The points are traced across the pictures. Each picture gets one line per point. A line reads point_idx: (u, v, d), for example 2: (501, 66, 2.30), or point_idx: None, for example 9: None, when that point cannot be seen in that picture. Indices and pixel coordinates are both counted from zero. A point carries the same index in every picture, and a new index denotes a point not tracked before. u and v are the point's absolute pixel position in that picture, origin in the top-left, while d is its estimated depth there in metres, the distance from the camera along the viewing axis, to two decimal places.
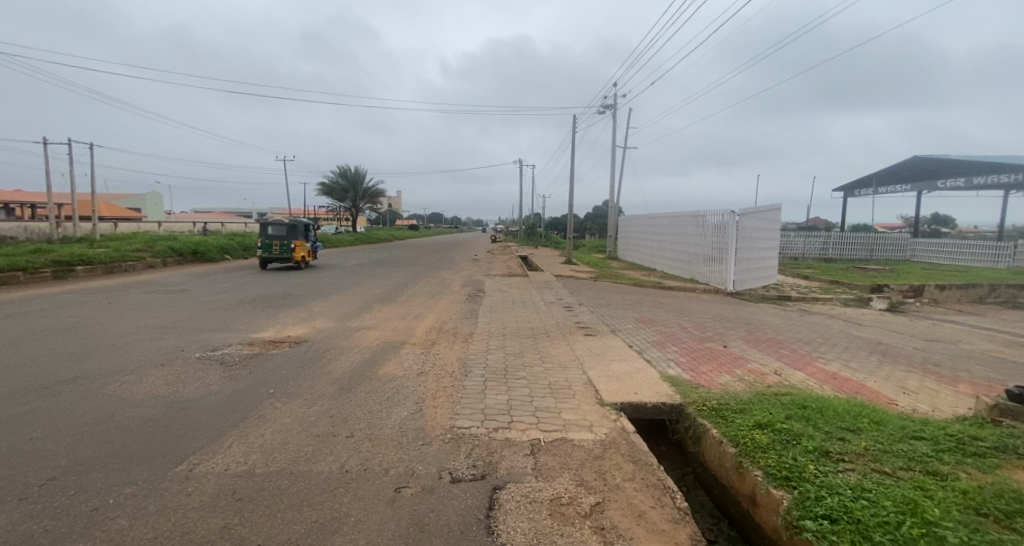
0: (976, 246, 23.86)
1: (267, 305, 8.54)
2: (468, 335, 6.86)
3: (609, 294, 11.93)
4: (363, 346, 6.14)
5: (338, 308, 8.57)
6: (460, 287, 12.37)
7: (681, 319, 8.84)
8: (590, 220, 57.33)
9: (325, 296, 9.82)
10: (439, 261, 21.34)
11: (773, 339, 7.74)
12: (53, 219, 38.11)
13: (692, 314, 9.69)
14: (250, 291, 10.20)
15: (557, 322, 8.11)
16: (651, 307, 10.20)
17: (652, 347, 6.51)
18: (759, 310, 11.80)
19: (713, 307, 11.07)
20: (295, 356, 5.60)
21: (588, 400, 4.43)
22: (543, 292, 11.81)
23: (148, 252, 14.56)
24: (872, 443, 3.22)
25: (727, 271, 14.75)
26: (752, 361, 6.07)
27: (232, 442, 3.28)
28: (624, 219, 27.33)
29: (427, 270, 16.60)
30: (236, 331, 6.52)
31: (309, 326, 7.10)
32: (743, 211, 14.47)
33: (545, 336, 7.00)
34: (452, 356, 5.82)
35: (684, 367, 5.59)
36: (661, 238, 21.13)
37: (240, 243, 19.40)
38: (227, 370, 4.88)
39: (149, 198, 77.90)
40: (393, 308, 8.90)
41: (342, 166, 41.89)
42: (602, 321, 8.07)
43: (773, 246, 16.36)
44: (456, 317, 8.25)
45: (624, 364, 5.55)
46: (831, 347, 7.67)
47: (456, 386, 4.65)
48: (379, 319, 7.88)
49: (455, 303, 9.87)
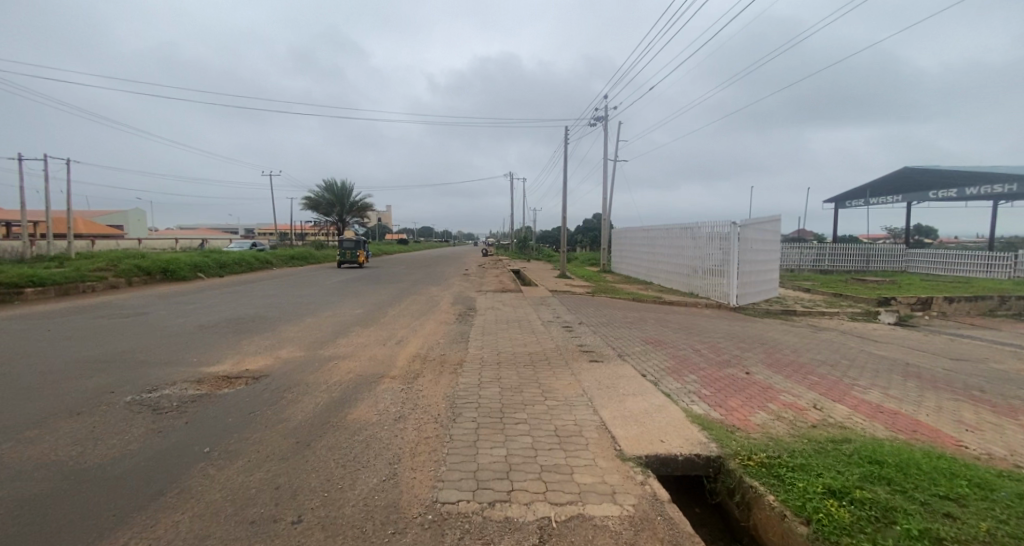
0: (972, 256, 23.57)
1: (231, 331, 7.62)
2: (457, 365, 5.97)
3: (609, 311, 11.12)
4: (335, 382, 5.23)
5: (311, 334, 7.64)
6: (449, 305, 11.50)
7: (692, 340, 8.04)
8: (581, 233, 56.90)
9: (298, 319, 8.91)
10: (428, 277, 20.45)
11: (796, 363, 6.99)
12: (24, 237, 36.62)
13: (701, 333, 8.91)
14: (217, 314, 9.26)
15: (557, 345, 7.27)
16: (656, 325, 9.40)
17: (668, 376, 5.69)
18: (769, 327, 11.09)
19: (721, 324, 10.31)
20: (251, 396, 4.68)
21: (605, 452, 3.59)
22: (539, 309, 10.97)
23: (112, 271, 13.49)
24: (993, 524, 2.43)
25: (729, 286, 14.07)
26: (784, 392, 5.28)
27: (131, 539, 2.37)
28: (617, 232, 26.72)
29: (414, 287, 15.68)
30: (186, 364, 5.57)
31: (273, 356, 6.17)
32: (743, 223, 13.87)
33: (545, 364, 6.15)
34: (438, 392, 4.94)
35: (711, 403, 4.76)
36: (656, 251, 20.49)
37: (215, 260, 18.33)
38: (160, 418, 3.95)
39: (132, 214, 76.25)
40: (373, 331, 7.99)
41: (328, 180, 40.86)
42: (607, 344, 7.26)
43: (774, 259, 15.77)
44: (443, 341, 7.37)
45: (640, 401, 4.71)
46: (861, 370, 6.92)
47: (442, 436, 3.78)
48: (356, 345, 6.96)
49: (444, 324, 9.00)
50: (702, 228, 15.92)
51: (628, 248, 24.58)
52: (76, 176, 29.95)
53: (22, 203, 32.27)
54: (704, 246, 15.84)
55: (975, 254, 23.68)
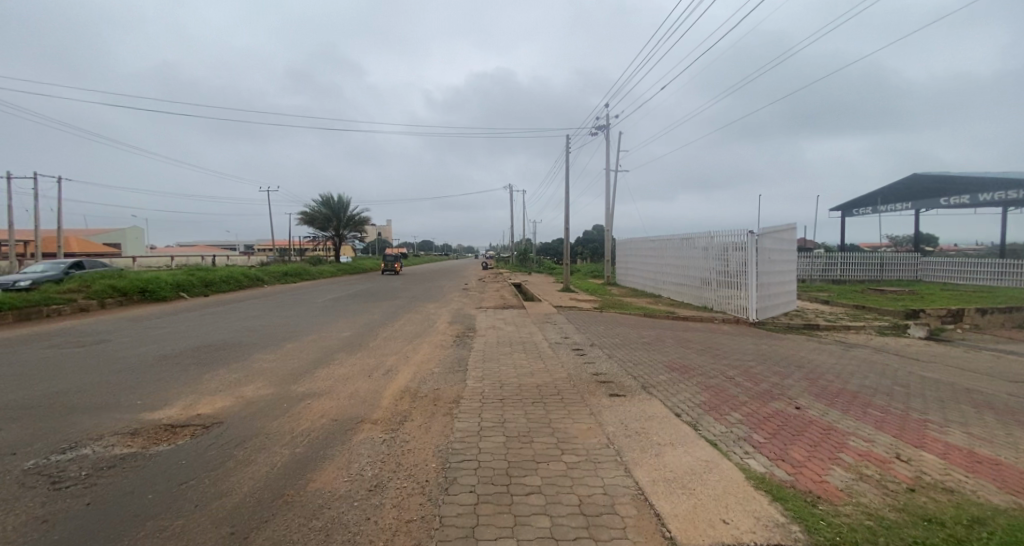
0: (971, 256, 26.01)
1: (196, 362, 6.69)
2: (452, 404, 5.00)
3: (620, 329, 10.13)
4: (304, 431, 4.27)
5: (287, 364, 6.69)
6: (446, 325, 10.51)
7: (720, 365, 7.06)
8: (581, 245, 55.94)
9: (276, 344, 8.00)
10: (426, 292, 19.51)
11: (847, 392, 6.00)
12: (12, 257, 35.71)
13: (729, 356, 7.92)
14: (188, 340, 8.35)
15: (568, 374, 6.31)
16: (676, 347, 8.40)
17: (707, 416, 4.73)
18: (796, 344, 10.13)
19: (746, 344, 9.32)
20: (190, 454, 3.70)
21: (650, 541, 2.62)
22: (545, 329, 10.01)
23: (83, 293, 12.58)
24: None
25: (749, 299, 13.10)
26: (852, 436, 4.31)
27: None
28: (620, 244, 25.88)
29: (410, 304, 14.71)
30: (123, 410, 4.61)
31: (234, 394, 5.22)
32: (760, 231, 13.00)
33: (558, 400, 5.19)
34: (428, 444, 3.97)
35: (770, 455, 3.79)
36: (663, 262, 19.60)
37: (200, 279, 17.42)
38: (56, 497, 2.98)
39: (131, 233, 75.96)
40: (358, 359, 7.03)
41: (323, 195, 40.05)
42: (628, 373, 6.29)
43: (792, 269, 14.86)
44: (437, 371, 6.40)
45: (683, 456, 3.75)
46: (925, 400, 5.92)
47: (430, 519, 2.81)
48: (337, 378, 6.01)
49: (440, 348, 8.02)
50: (714, 239, 15.07)
51: (634, 260, 23.64)
52: (63, 193, 29.20)
53: (11, 221, 31.58)
54: (716, 257, 14.96)
55: (993, 262, 22.79)
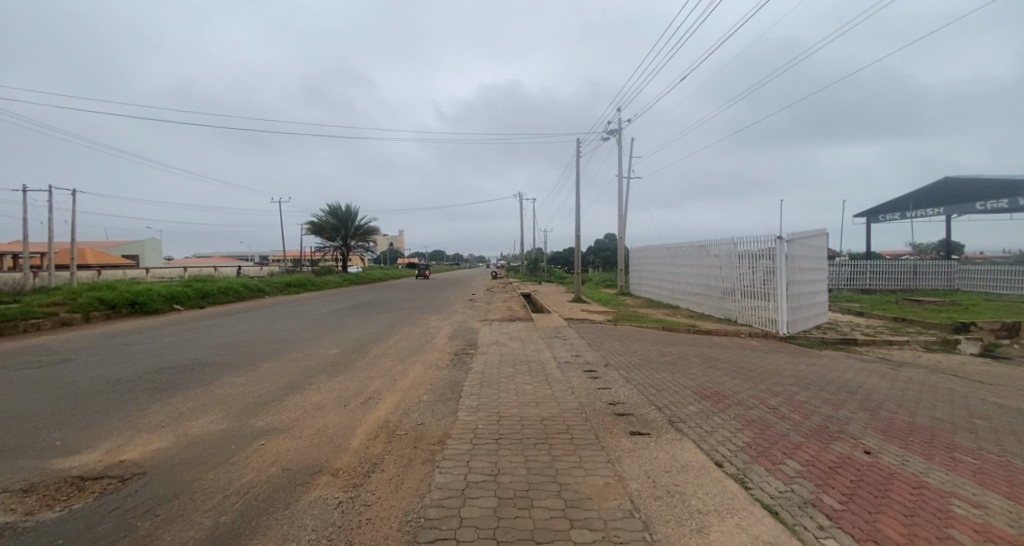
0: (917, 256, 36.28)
1: (154, 387, 5.87)
2: (436, 446, 4.06)
3: (638, 346, 9.08)
4: (242, 487, 3.35)
5: (255, 389, 5.83)
6: (445, 342, 9.56)
7: (759, 392, 6.00)
8: (593, 253, 54.76)
9: (253, 364, 7.19)
10: (431, 304, 18.59)
11: (921, 428, 4.91)
12: (26, 269, 35.94)
13: (765, 378, 6.84)
14: (159, 359, 7.58)
15: (579, 403, 5.34)
16: (703, 368, 7.34)
17: (757, 466, 3.72)
18: (838, 362, 8.98)
19: (782, 363, 8.23)
20: (79, 526, 2.80)
21: None
22: (554, 345, 9.03)
23: (67, 306, 11.97)
24: None
25: (778, 310, 11.96)
26: (955, 500, 3.26)
27: None
28: (634, 252, 24.80)
29: (411, 317, 13.82)
30: (28, 457, 3.73)
31: (177, 432, 4.34)
32: (789, 237, 11.92)
33: (567, 442, 4.21)
34: (394, 511, 3.02)
35: (856, 533, 2.77)
36: (680, 271, 18.49)
37: (196, 291, 16.78)
38: None
39: (148, 246, 77.13)
40: (338, 384, 6.12)
41: (330, 205, 39.73)
42: (651, 403, 5.29)
43: (822, 278, 13.69)
44: (426, 398, 5.48)
45: (735, 534, 2.75)
46: (1020, 439, 4.79)
47: None
48: (306, 409, 5.10)
49: (433, 368, 7.08)
50: (736, 246, 14.00)
51: (649, 268, 22.51)
52: (76, 205, 29.25)
53: (27, 231, 31.85)
54: (740, 266, 13.87)
55: None
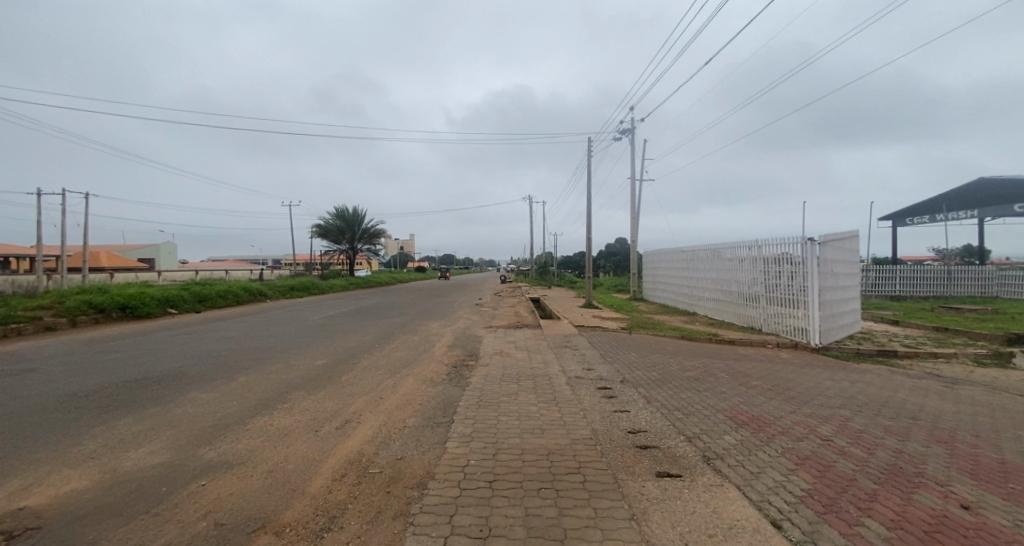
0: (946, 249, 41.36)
1: (106, 404, 5.12)
2: (414, 493, 3.22)
3: (657, 358, 8.18)
4: None
5: (218, 409, 5.06)
6: (444, 351, 8.74)
7: (806, 418, 5.09)
8: (603, 259, 53.52)
9: (228, 378, 6.42)
10: (434, 309, 17.81)
11: (1016, 469, 4.00)
12: (38, 272, 36.02)
13: (807, 399, 5.92)
14: (127, 370, 6.84)
15: (593, 431, 4.49)
16: (733, 386, 6.41)
17: (831, 529, 2.83)
18: (882, 378, 8.00)
19: (821, 379, 7.28)
20: None
21: None
22: (562, 357, 8.17)
23: (53, 309, 11.42)
24: None
25: (810, 319, 10.96)
26: None
27: None
28: (646, 256, 23.83)
29: (411, 323, 13.05)
30: None
31: (104, 466, 3.55)
32: (820, 240, 10.94)
33: (576, 488, 3.35)
34: None
35: None
36: (697, 276, 17.50)
37: (192, 295, 16.23)
38: None
39: (163, 249, 78.00)
40: (315, 404, 5.33)
41: (338, 207, 39.36)
42: (678, 434, 4.42)
43: (855, 284, 12.63)
44: (412, 423, 4.66)
45: None
46: None
47: None
48: (269, 436, 4.30)
49: (426, 384, 6.27)
50: (760, 250, 13.00)
51: (663, 273, 21.48)
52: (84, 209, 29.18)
53: (40, 233, 32.02)
54: (764, 271, 12.86)
55: None
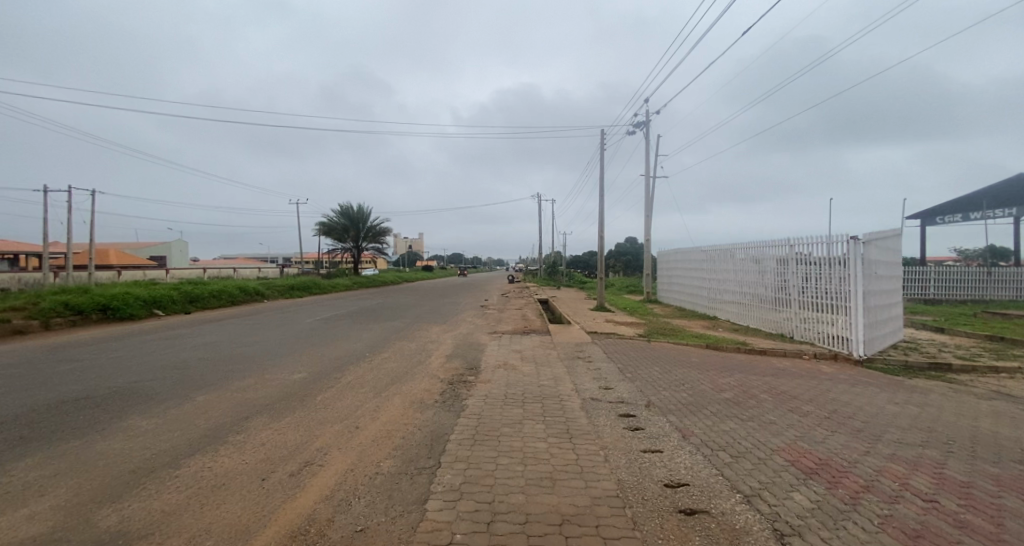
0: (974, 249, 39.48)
1: (17, 436, 4.18)
2: None
3: (683, 374, 7.10)
4: None
5: (150, 445, 4.07)
6: (441, 363, 7.72)
7: (889, 462, 3.99)
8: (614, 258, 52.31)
9: (184, 398, 5.47)
10: (437, 311, 16.83)
11: None
12: (47, 269, 35.84)
13: (877, 432, 4.82)
14: (71, 387, 5.90)
15: (618, 484, 3.45)
16: (782, 413, 5.29)
17: None
18: (948, 399, 6.85)
19: (881, 402, 6.16)
20: None
21: None
22: (574, 372, 7.11)
23: (25, 311, 10.60)
24: None
25: (852, 327, 9.78)
26: None
27: None
28: (659, 257, 22.70)
29: (409, 328, 12.05)
30: None
31: None
32: (863, 239, 9.76)
33: None
34: None
35: None
36: (716, 278, 16.33)
37: (183, 295, 15.41)
38: None
39: (173, 247, 78.31)
40: (273, 437, 4.33)
41: (341, 206, 38.63)
42: (733, 492, 3.34)
43: (898, 288, 11.42)
44: (388, 468, 3.67)
45: None
46: None
47: None
48: (199, 489, 3.31)
49: (415, 408, 5.27)
50: (789, 250, 11.83)
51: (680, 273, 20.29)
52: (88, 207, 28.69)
53: (46, 231, 31.78)
54: (793, 273, 11.68)
55: None
